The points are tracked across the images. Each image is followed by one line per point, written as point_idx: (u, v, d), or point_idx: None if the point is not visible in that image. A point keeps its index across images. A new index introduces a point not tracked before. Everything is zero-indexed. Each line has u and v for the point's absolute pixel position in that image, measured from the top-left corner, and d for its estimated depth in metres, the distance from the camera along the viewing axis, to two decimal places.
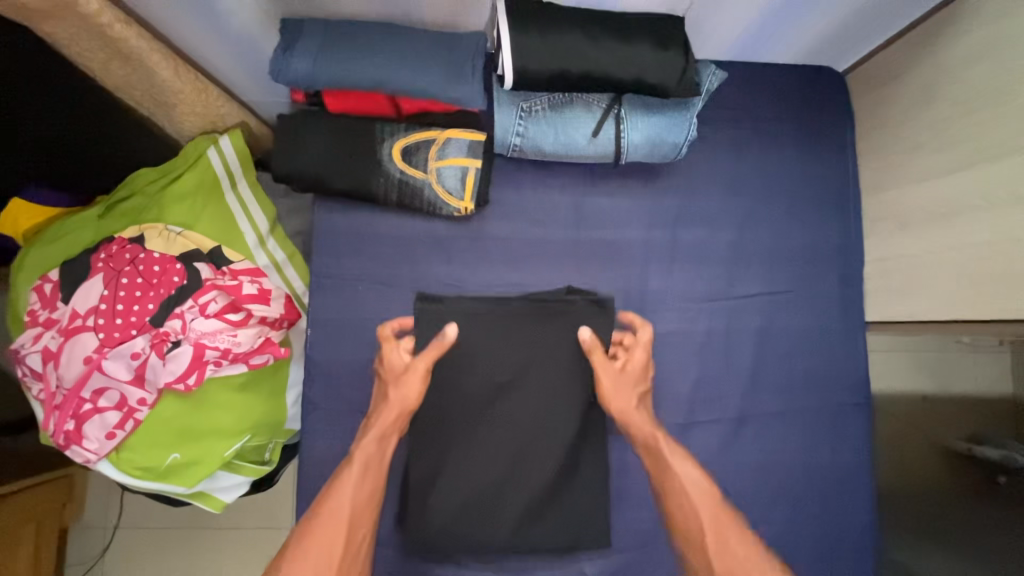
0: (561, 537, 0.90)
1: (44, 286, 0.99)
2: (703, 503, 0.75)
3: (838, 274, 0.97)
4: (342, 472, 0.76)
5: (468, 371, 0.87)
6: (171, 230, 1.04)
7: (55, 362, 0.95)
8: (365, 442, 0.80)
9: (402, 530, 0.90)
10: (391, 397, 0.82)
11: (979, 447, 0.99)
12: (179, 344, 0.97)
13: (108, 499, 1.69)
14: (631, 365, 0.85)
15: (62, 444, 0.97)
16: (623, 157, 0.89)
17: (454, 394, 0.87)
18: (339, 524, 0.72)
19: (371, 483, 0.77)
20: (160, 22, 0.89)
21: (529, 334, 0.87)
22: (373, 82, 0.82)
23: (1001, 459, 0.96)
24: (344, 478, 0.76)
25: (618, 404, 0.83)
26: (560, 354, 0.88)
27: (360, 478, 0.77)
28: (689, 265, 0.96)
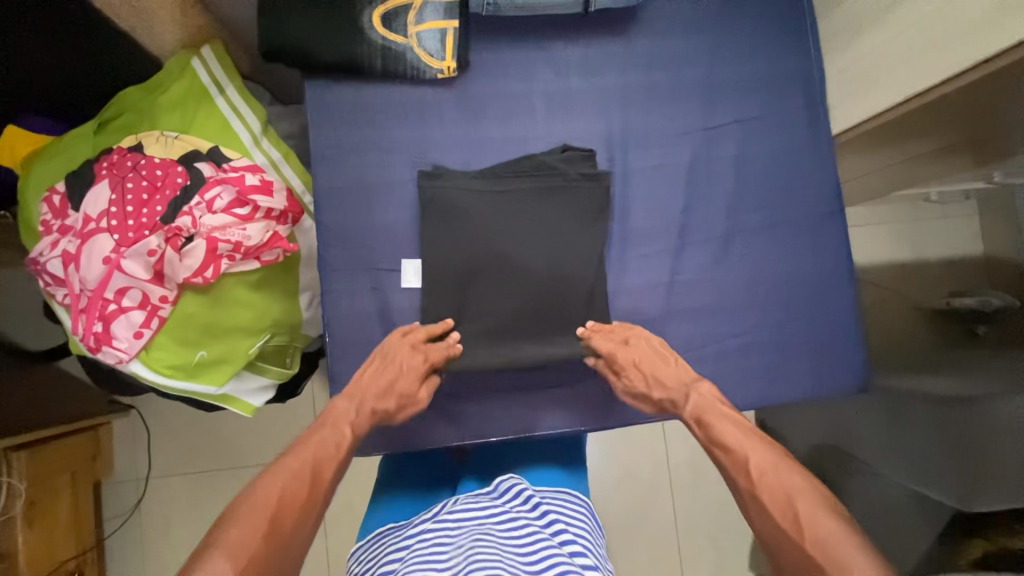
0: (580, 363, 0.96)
1: (53, 198, 1.02)
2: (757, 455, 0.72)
3: (804, 97, 1.04)
4: (317, 433, 0.77)
5: (470, 218, 0.95)
6: (167, 135, 1.08)
7: (75, 264, 0.99)
8: (349, 407, 0.82)
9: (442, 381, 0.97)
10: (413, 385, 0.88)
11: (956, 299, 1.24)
12: (192, 239, 1.02)
13: (138, 450, 1.74)
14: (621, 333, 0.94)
15: (92, 346, 1.02)
16: (592, 3, 0.95)
17: (463, 238, 0.95)
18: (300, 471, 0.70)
19: (341, 450, 0.77)
20: None
21: (525, 177, 0.96)
22: None
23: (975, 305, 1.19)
24: (316, 436, 0.76)
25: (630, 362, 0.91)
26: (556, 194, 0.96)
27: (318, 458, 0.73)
28: (667, 101, 1.01)
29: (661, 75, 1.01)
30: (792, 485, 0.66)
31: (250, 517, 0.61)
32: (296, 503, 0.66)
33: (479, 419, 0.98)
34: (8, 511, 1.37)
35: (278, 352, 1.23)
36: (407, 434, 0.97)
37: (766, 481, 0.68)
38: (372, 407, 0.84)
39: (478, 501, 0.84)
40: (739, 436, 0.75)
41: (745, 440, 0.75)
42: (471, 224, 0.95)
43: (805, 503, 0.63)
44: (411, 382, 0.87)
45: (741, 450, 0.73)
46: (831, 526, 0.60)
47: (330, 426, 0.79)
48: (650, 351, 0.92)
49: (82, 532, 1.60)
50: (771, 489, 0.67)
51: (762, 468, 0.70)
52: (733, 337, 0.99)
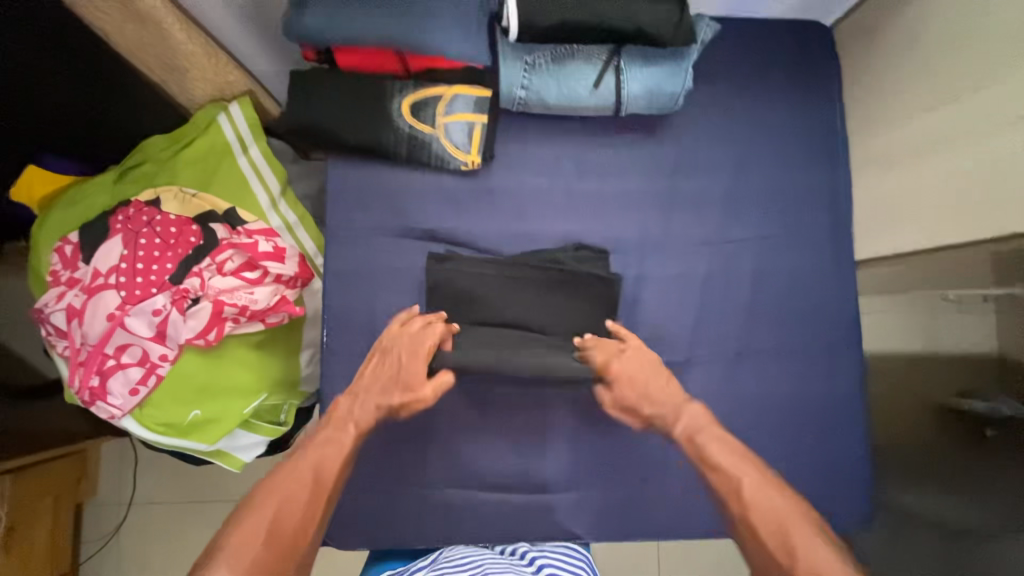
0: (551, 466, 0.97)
1: (64, 248, 1.01)
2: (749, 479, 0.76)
3: (830, 217, 1.02)
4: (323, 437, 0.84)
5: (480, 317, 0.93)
6: (186, 192, 1.08)
7: (78, 319, 0.98)
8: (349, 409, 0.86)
9: (433, 472, 0.96)
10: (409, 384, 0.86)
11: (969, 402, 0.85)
12: (198, 300, 1.01)
13: (116, 478, 1.70)
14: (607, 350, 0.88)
15: (87, 400, 1.01)
16: (624, 109, 0.93)
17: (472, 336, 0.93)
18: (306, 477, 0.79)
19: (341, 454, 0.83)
20: None
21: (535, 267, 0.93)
22: (384, 35, 0.87)
23: (989, 413, 0.82)
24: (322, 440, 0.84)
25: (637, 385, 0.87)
26: (570, 297, 0.94)
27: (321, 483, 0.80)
28: (690, 210, 0.99)
29: (685, 183, 1.00)
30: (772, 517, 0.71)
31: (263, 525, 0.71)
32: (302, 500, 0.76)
33: (470, 517, 0.96)
34: None
35: (273, 409, 1.20)
36: (394, 527, 0.95)
37: (763, 506, 0.72)
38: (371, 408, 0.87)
39: (477, 553, 0.90)
40: (729, 459, 0.79)
41: (736, 464, 0.78)
42: (480, 321, 0.94)
43: (805, 539, 0.68)
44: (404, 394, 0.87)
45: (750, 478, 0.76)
46: (814, 552, 0.67)
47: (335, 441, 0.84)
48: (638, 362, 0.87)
49: (57, 557, 1.57)
50: (772, 518, 0.71)
51: (752, 494, 0.74)
52: None
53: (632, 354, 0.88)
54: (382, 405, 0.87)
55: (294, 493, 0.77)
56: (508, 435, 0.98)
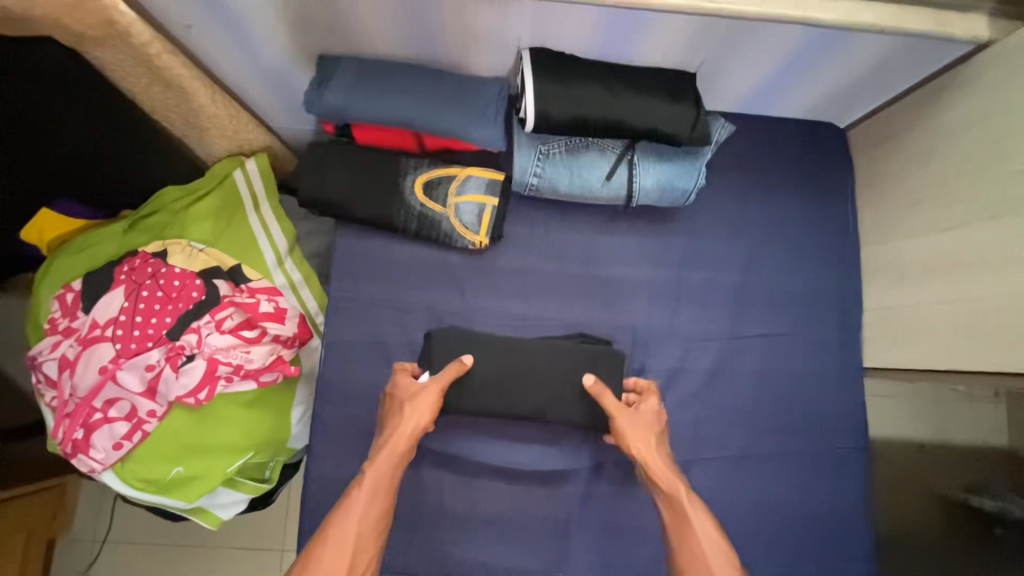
0: (539, 558, 0.94)
1: (66, 295, 1.01)
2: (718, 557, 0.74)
3: (838, 319, 1.00)
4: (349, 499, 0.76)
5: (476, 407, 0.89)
6: (193, 247, 1.07)
7: (70, 370, 0.97)
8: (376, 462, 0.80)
9: (416, 558, 0.93)
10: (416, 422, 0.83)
11: (976, 497, 0.90)
12: (193, 358, 1.00)
13: (91, 516, 1.64)
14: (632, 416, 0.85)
15: (69, 452, 0.99)
16: (635, 200, 0.93)
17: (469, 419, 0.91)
18: (345, 550, 0.73)
19: (377, 509, 0.78)
20: (200, 52, 0.93)
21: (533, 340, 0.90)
22: (401, 116, 0.89)
23: (998, 511, 0.87)
24: (352, 501, 0.77)
25: (639, 444, 0.83)
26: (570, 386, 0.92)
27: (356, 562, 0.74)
28: (697, 304, 0.98)
29: (692, 276, 0.99)
30: None
31: None
32: None
33: None
34: None
35: (258, 466, 1.17)
36: None
37: None
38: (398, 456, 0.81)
39: None
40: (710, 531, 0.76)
41: (710, 535, 0.76)
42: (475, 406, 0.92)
43: None
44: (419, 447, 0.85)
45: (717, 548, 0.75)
46: None
47: (362, 512, 0.76)
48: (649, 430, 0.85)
49: None
50: None
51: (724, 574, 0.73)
52: None
53: (642, 413, 0.86)
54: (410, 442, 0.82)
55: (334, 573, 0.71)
56: (495, 523, 0.94)
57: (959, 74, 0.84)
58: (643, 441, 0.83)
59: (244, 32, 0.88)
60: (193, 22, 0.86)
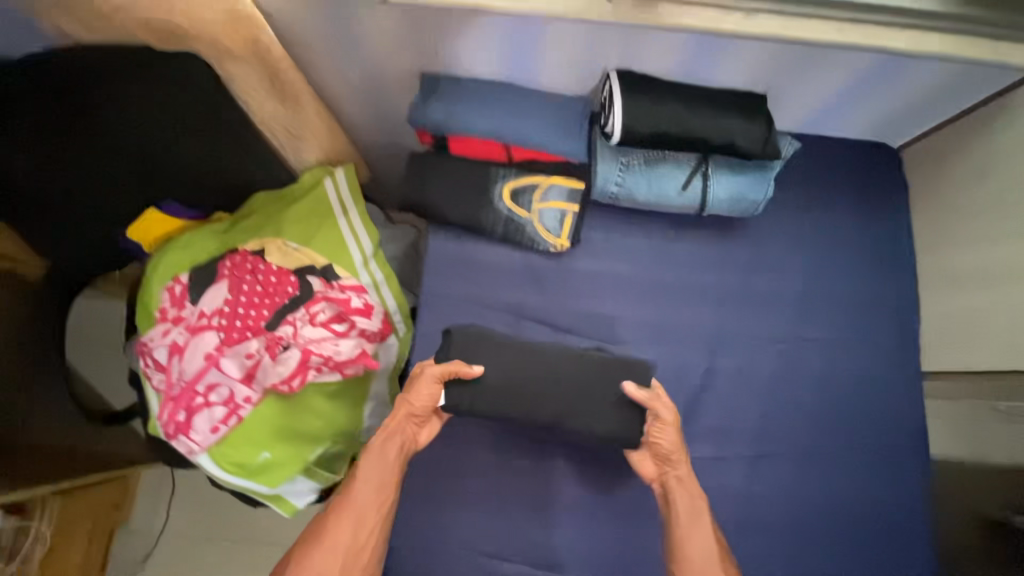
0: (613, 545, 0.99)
1: (174, 287, 1.10)
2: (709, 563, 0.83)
3: (898, 325, 1.06)
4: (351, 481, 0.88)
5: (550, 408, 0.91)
6: (288, 246, 1.16)
7: (178, 356, 1.05)
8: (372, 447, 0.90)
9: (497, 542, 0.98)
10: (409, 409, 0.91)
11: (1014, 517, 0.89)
12: (288, 347, 1.07)
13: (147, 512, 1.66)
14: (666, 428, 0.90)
15: (170, 433, 1.06)
16: (706, 209, 1.01)
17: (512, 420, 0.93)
18: (346, 523, 0.86)
19: (383, 487, 0.88)
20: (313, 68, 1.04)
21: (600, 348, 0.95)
22: (495, 129, 0.99)
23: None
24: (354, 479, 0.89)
25: (667, 447, 0.90)
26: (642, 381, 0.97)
27: (361, 525, 0.87)
28: (763, 307, 1.04)
29: (758, 282, 1.05)
30: None
31: None
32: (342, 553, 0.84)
33: None
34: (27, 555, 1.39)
35: (335, 459, 1.19)
36: None
37: None
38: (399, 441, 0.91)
39: None
40: (706, 538, 0.85)
41: (706, 540, 0.85)
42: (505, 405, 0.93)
43: None
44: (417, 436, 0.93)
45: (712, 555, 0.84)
46: None
47: (364, 484, 0.89)
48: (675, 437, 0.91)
49: None
50: None
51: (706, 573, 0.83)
52: (798, 559, 0.98)
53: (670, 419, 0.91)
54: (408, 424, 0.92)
55: (336, 544, 0.84)
56: (570, 509, 1.01)
57: (1015, 97, 0.91)
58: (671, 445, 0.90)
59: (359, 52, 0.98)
60: (314, 43, 0.96)
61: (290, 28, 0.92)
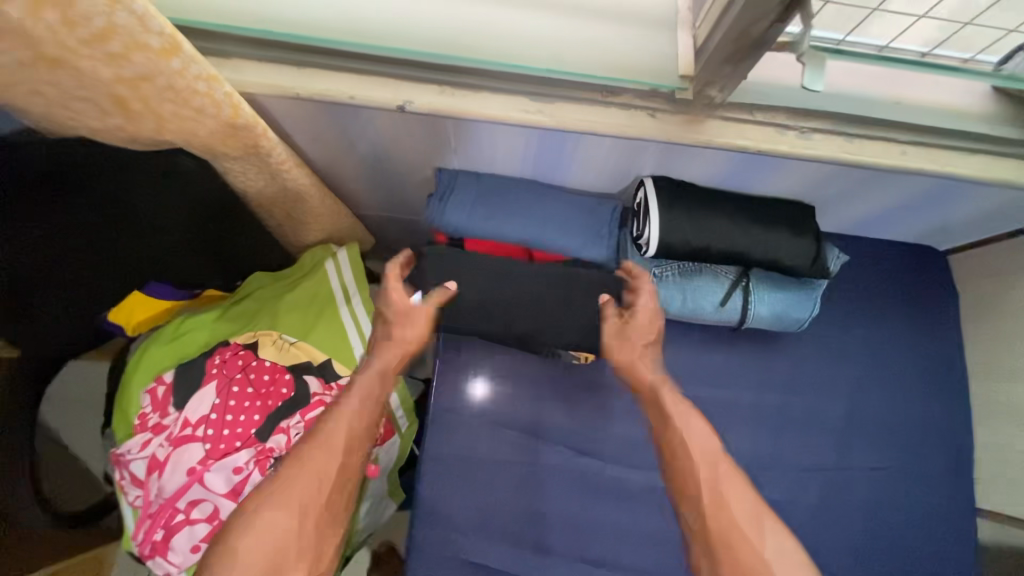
0: None
1: (157, 389, 1.00)
2: (715, 477, 0.66)
3: (948, 454, 0.97)
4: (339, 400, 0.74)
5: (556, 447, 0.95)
6: (284, 339, 1.06)
7: (158, 471, 0.95)
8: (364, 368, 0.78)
9: None
10: (400, 337, 0.81)
11: None
12: (279, 458, 0.97)
13: None
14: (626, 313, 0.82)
15: (146, 553, 0.96)
16: (746, 324, 0.92)
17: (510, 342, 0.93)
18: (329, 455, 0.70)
19: (366, 429, 0.75)
20: (317, 157, 0.95)
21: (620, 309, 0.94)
22: (518, 235, 0.91)
23: None
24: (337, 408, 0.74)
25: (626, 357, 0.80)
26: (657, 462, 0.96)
27: (345, 452, 0.72)
28: (803, 432, 0.95)
29: (800, 403, 0.96)
30: (751, 519, 0.63)
31: (275, 538, 0.64)
32: (320, 495, 0.68)
33: None
34: None
35: None
36: None
37: (711, 493, 0.65)
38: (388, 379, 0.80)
39: None
40: (700, 428, 0.70)
41: (703, 436, 0.69)
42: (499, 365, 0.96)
43: (734, 515, 0.63)
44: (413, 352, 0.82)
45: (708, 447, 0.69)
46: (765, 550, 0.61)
47: (350, 409, 0.74)
48: (642, 342, 0.81)
49: None
50: (713, 504, 0.64)
51: (719, 491, 0.65)
52: None
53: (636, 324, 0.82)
54: (403, 342, 0.81)
55: (315, 474, 0.68)
56: None
57: None
58: (631, 351, 0.80)
59: (369, 147, 0.89)
60: (318, 136, 0.86)
61: (294, 127, 0.83)
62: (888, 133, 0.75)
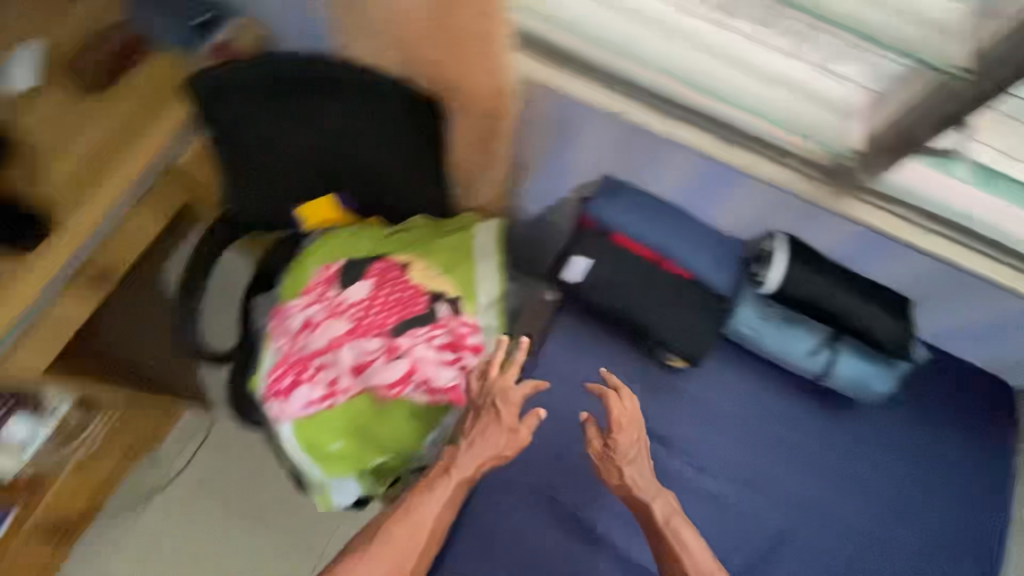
0: None
1: (326, 270, 1.23)
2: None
3: (974, 559, 1.05)
4: (438, 486, 1.01)
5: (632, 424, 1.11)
6: (431, 270, 1.26)
7: (309, 330, 1.16)
8: (462, 459, 1.02)
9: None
10: (506, 439, 1.01)
11: None
12: (400, 358, 1.17)
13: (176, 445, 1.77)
14: (620, 410, 0.95)
15: (269, 393, 1.15)
16: (827, 380, 1.07)
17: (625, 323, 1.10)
18: (419, 530, 0.99)
19: (453, 505, 1.02)
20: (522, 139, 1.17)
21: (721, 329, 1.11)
22: (658, 243, 1.10)
23: None
24: (431, 496, 1.01)
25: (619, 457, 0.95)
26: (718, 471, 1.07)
27: (423, 533, 0.99)
28: (845, 488, 1.07)
29: (851, 464, 1.08)
30: None
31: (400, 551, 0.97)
32: (419, 546, 0.98)
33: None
34: (73, 456, 1.44)
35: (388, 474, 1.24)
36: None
37: None
38: (497, 451, 1.01)
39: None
40: (698, 545, 0.90)
41: (698, 553, 0.90)
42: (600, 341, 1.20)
43: None
44: (509, 444, 1.01)
45: (695, 563, 0.89)
46: None
47: (436, 503, 1.01)
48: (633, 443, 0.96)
49: (96, 495, 1.59)
50: None
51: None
52: None
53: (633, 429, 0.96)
54: (508, 430, 1.01)
55: (402, 555, 0.97)
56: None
57: None
58: (626, 454, 0.95)
59: (571, 142, 1.12)
60: (537, 122, 1.10)
61: (522, 101, 1.08)
62: (992, 253, 0.91)
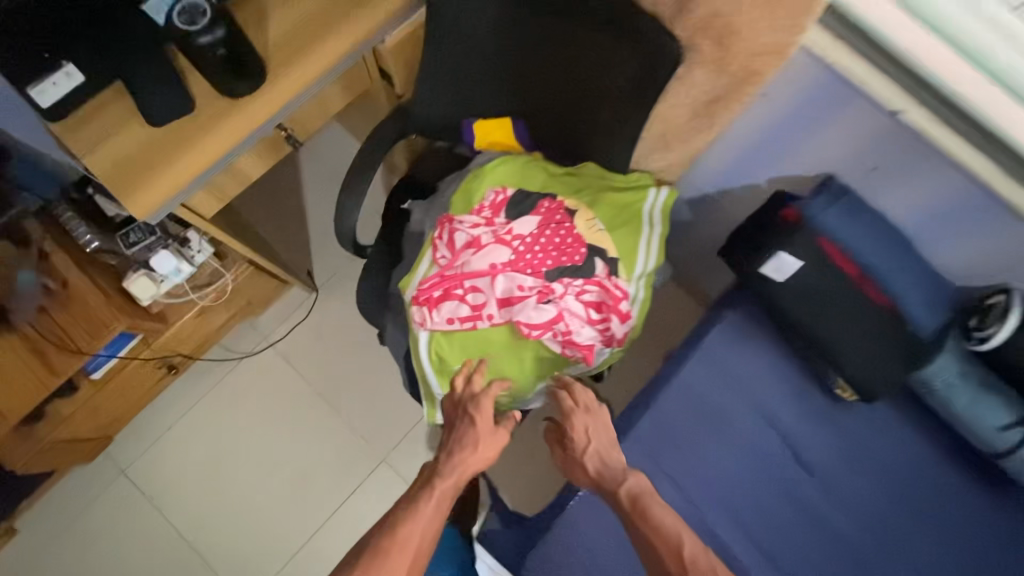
0: None
1: (498, 195, 1.19)
2: (688, 546, 0.90)
3: None
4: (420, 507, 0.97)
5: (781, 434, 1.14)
6: (595, 223, 1.20)
7: (473, 250, 1.14)
8: (444, 478, 1.01)
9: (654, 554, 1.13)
10: (483, 438, 1.06)
11: None
12: (550, 303, 1.13)
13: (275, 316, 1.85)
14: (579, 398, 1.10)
15: (417, 299, 1.15)
16: (1006, 457, 1.03)
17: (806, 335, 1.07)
18: (411, 543, 0.92)
19: (441, 509, 0.98)
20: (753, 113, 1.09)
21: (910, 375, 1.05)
22: (869, 261, 1.03)
23: None
24: (420, 510, 0.96)
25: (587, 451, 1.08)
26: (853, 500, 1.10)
27: (415, 549, 0.92)
28: (959, 546, 1.09)
29: (972, 525, 1.09)
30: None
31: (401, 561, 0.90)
32: (415, 549, 0.92)
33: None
34: (200, 301, 1.49)
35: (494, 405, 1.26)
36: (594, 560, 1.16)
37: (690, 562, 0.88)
38: (476, 451, 1.05)
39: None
40: (668, 517, 0.94)
41: (668, 523, 0.93)
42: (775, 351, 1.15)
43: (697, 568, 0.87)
44: (492, 444, 1.06)
45: (669, 541, 0.91)
46: None
47: (421, 518, 0.95)
48: (599, 434, 1.09)
49: (204, 343, 1.66)
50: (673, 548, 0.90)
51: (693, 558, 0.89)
52: None
53: (599, 421, 1.10)
54: (490, 434, 1.07)
55: (402, 560, 0.90)
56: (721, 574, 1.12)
57: None
58: (596, 446, 1.08)
59: (812, 129, 1.04)
60: (786, 99, 1.03)
61: (797, 68, 0.99)
62: None
